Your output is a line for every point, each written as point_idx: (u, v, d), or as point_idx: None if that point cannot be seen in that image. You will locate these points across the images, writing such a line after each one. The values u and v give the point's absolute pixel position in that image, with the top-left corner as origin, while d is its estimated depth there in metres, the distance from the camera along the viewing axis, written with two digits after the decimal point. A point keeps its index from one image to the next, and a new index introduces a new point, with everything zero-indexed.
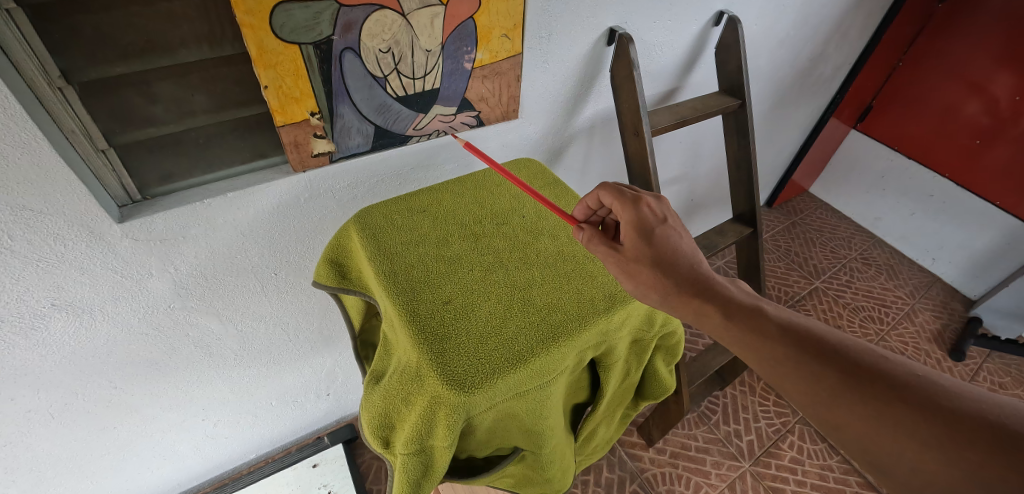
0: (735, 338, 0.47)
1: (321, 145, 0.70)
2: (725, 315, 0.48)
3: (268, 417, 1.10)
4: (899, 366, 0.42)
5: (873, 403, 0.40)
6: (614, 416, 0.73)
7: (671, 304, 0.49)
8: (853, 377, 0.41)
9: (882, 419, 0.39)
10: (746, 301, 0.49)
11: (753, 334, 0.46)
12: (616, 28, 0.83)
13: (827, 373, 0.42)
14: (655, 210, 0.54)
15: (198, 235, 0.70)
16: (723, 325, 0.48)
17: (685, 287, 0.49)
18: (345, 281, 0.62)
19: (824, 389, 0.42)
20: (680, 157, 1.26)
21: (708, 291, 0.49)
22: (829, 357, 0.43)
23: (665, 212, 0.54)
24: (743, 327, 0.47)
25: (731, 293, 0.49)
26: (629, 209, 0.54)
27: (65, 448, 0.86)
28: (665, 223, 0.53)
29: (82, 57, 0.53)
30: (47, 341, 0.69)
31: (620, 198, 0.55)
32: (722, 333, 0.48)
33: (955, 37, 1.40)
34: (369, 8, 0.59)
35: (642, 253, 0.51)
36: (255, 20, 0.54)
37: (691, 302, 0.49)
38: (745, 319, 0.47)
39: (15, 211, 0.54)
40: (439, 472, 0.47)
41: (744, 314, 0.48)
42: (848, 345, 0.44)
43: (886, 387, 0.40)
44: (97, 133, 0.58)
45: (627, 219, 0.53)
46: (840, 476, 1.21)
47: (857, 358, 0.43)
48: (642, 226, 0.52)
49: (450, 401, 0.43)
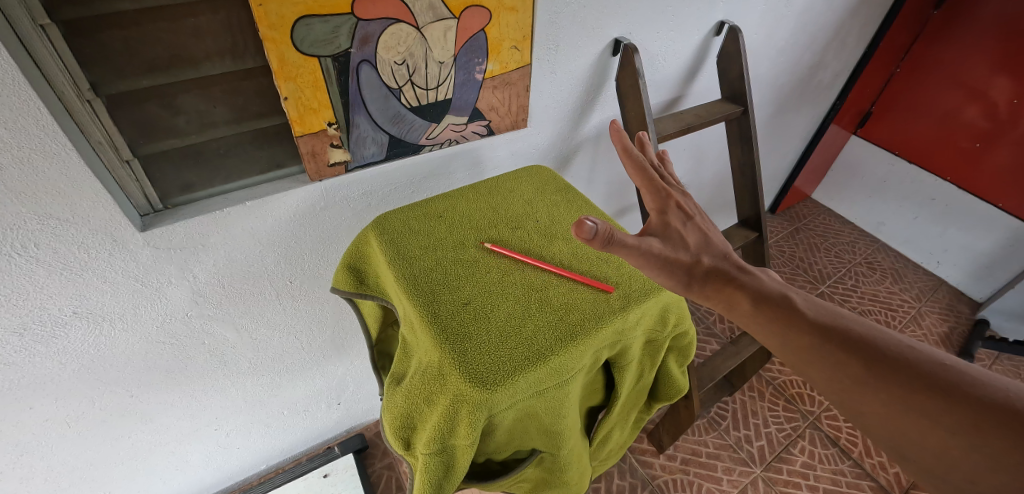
0: (763, 327, 0.49)
1: (337, 154, 0.72)
2: (753, 303, 0.49)
3: (280, 426, 1.10)
4: (925, 356, 0.42)
5: (898, 392, 0.41)
6: (628, 419, 0.74)
7: (703, 295, 0.51)
8: (878, 366, 0.42)
9: (908, 407, 0.40)
10: (775, 290, 0.50)
11: (779, 323, 0.48)
12: (621, 38, 0.86)
13: (852, 363, 0.43)
14: (686, 206, 0.55)
15: (217, 243, 0.71)
16: (752, 314, 0.49)
17: (716, 278, 0.51)
18: (363, 286, 0.63)
19: (847, 378, 0.43)
20: (683, 166, 1.28)
21: (736, 282, 0.51)
22: (855, 346, 0.44)
23: (693, 210, 0.56)
24: (772, 315, 0.48)
25: (760, 282, 0.51)
26: (660, 199, 0.54)
27: (80, 457, 0.86)
28: (694, 220, 0.55)
29: (110, 71, 0.55)
30: (66, 349, 0.70)
31: (652, 186, 0.55)
32: (749, 322, 0.50)
33: (952, 42, 1.43)
34: (385, 21, 0.62)
35: (679, 243, 0.52)
36: (277, 34, 0.57)
37: (722, 290, 0.50)
38: (774, 309, 0.48)
39: (44, 220, 0.56)
40: (460, 471, 0.48)
41: (771, 303, 0.49)
42: (876, 335, 0.45)
43: (912, 376, 0.41)
44: (122, 144, 0.60)
45: (655, 208, 0.54)
46: (853, 481, 1.21)
47: (883, 348, 0.43)
48: (670, 216, 0.54)
49: (472, 399, 0.43)
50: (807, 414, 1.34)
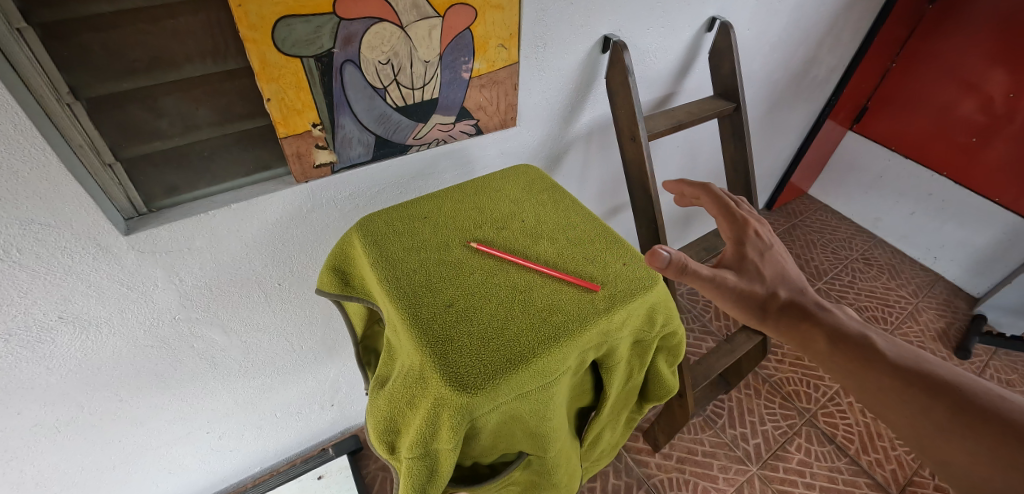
0: (841, 366, 0.57)
1: (323, 155, 0.71)
2: (831, 342, 0.58)
3: (273, 429, 1.10)
4: (1012, 407, 0.47)
5: (981, 439, 0.47)
6: (619, 419, 0.73)
7: (780, 328, 0.61)
8: (959, 413, 0.49)
9: (989, 454, 0.46)
10: (855, 332, 0.59)
11: (857, 364, 0.56)
12: (611, 35, 0.85)
13: (933, 408, 0.50)
14: (762, 236, 0.65)
15: (203, 246, 0.70)
16: (829, 352, 0.58)
17: (796, 317, 0.61)
18: (349, 288, 0.62)
19: (927, 421, 0.50)
20: (676, 164, 1.28)
21: (812, 319, 0.60)
22: (935, 392, 0.51)
23: (769, 238, 0.66)
24: (849, 356, 0.57)
25: (840, 323, 0.59)
26: (733, 228, 0.66)
27: (70, 462, 0.86)
28: (770, 250, 0.65)
29: (90, 74, 0.55)
30: (52, 354, 0.69)
31: (729, 219, 0.67)
32: (828, 360, 0.58)
33: (947, 36, 1.42)
34: (368, 21, 0.61)
35: (755, 274, 0.62)
36: (258, 35, 0.56)
37: (801, 328, 0.60)
38: (852, 351, 0.57)
39: (24, 225, 0.55)
40: (444, 476, 0.48)
41: (849, 344, 0.57)
42: (960, 384, 0.51)
43: (994, 426, 0.47)
44: (104, 148, 0.60)
45: (731, 238, 0.66)
46: (850, 478, 1.21)
47: (967, 396, 0.50)
48: (746, 247, 0.64)
49: (453, 403, 0.43)
50: (804, 411, 1.34)
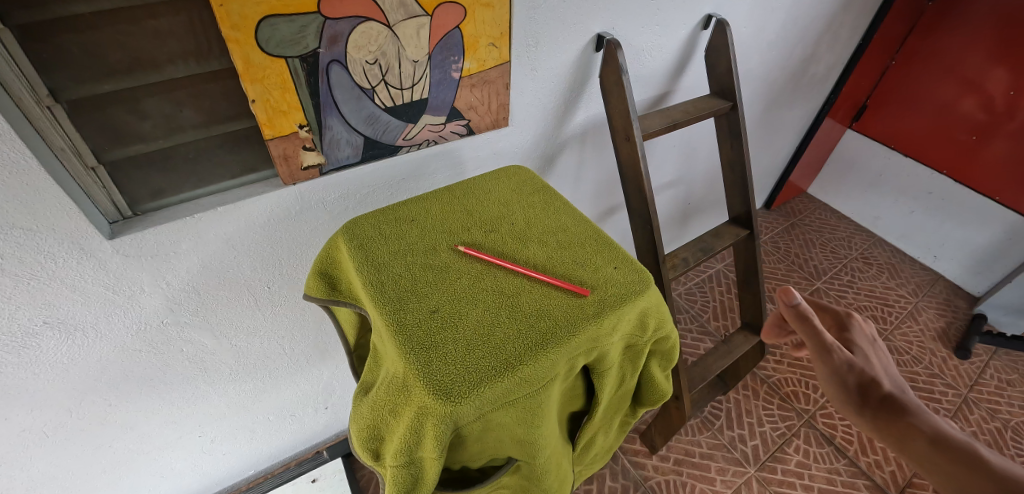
0: (937, 467, 0.51)
1: (310, 157, 0.70)
2: (930, 442, 0.53)
3: (266, 432, 1.09)
4: None
5: None
6: (612, 423, 0.72)
7: (874, 416, 0.58)
8: None
9: None
10: (960, 440, 0.52)
11: (955, 465, 0.50)
12: (604, 34, 0.84)
13: None
14: (865, 329, 0.68)
15: (189, 249, 0.69)
16: (923, 451, 0.53)
17: (890, 408, 0.58)
18: (336, 293, 0.61)
19: None
20: (673, 163, 1.26)
21: (911, 418, 0.56)
22: None
23: (871, 333, 0.68)
24: (948, 458, 0.51)
25: (941, 427, 0.54)
26: (834, 317, 0.70)
27: (60, 466, 0.85)
28: (874, 342, 0.67)
29: (70, 76, 0.54)
30: (38, 360, 0.68)
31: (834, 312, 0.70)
32: (923, 461, 0.53)
33: (947, 34, 1.40)
34: (354, 20, 0.60)
35: (863, 356, 0.63)
36: (240, 34, 0.55)
37: (895, 423, 0.56)
38: (950, 453, 0.51)
39: (6, 231, 0.54)
40: (429, 485, 0.47)
41: (950, 448, 0.52)
42: None
43: None
44: (86, 151, 0.59)
45: (836, 325, 0.69)
46: (848, 480, 1.20)
47: None
48: (849, 332, 0.67)
49: (436, 412, 0.42)
50: (802, 412, 1.33)
